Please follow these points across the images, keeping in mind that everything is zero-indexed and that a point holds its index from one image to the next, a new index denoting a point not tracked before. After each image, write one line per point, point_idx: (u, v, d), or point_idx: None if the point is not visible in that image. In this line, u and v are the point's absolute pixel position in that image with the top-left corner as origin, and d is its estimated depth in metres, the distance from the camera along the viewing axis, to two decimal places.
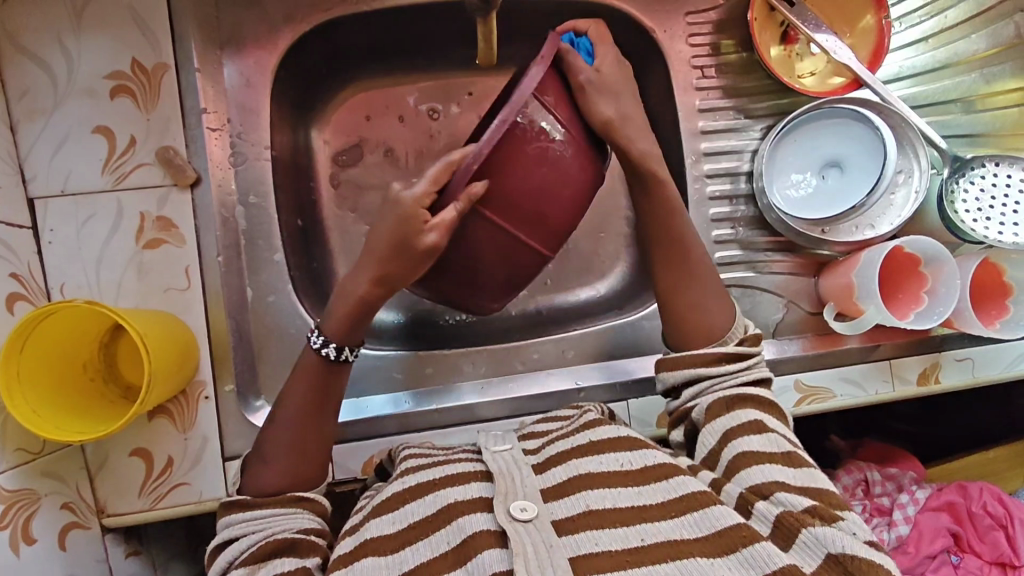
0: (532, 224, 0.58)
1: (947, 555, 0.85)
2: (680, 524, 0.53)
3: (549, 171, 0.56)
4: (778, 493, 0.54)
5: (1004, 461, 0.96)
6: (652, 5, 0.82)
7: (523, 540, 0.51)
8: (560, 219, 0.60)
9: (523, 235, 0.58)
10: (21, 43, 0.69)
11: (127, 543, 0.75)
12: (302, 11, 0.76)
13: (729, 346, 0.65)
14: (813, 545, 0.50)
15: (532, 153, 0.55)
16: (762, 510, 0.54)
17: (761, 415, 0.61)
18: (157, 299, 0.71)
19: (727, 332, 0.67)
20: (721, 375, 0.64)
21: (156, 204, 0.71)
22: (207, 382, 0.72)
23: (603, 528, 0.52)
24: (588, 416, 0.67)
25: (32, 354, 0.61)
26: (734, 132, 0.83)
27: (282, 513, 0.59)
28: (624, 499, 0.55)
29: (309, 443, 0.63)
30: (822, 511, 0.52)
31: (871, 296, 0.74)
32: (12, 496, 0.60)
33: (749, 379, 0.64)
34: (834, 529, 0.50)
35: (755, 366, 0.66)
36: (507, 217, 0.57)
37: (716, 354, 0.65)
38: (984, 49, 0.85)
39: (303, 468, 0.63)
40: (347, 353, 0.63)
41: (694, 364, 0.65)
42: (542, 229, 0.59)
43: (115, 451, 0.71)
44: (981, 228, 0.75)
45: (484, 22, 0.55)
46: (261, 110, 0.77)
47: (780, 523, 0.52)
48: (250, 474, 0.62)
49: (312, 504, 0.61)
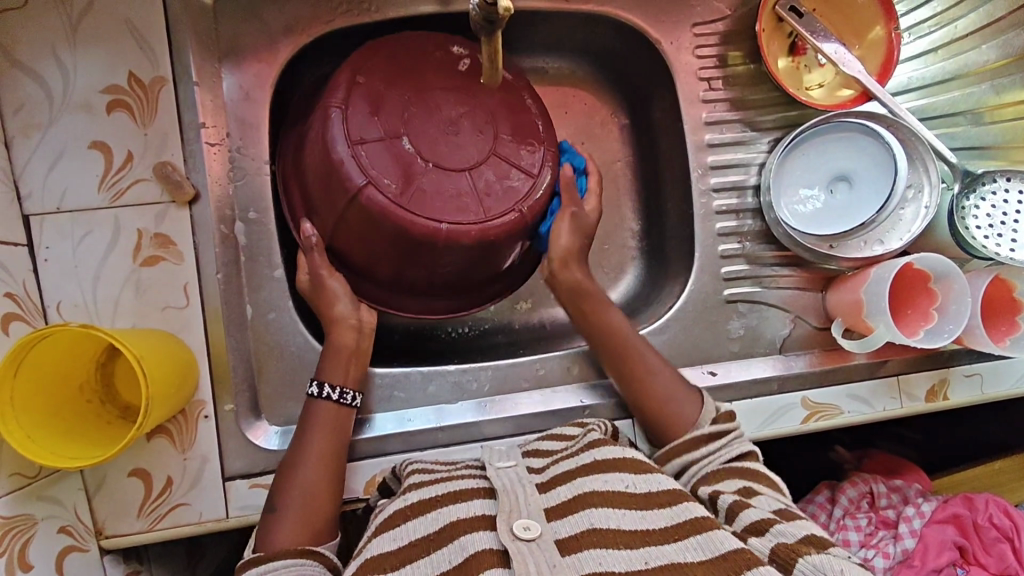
0: (332, 191, 0.66)
1: (953, 568, 0.84)
2: (685, 548, 0.51)
3: (310, 160, 0.68)
4: (775, 526, 0.54)
5: (1010, 472, 0.95)
6: (658, 16, 0.80)
7: (527, 560, 0.50)
8: (331, 173, 0.65)
9: (345, 202, 0.65)
10: (16, 57, 0.67)
11: (127, 563, 0.74)
12: (303, 22, 0.75)
13: (703, 429, 0.68)
14: (813, 574, 0.49)
15: (302, 173, 0.70)
16: (758, 543, 0.53)
17: (750, 485, 0.61)
18: (155, 318, 0.70)
19: (697, 419, 0.69)
20: (707, 455, 0.66)
21: (154, 221, 0.70)
22: (207, 402, 0.71)
23: (607, 548, 0.51)
24: (590, 435, 0.66)
25: (28, 377, 0.59)
26: (742, 145, 0.82)
27: (294, 564, 0.59)
28: (629, 521, 0.54)
29: (313, 487, 0.64)
30: (815, 540, 0.52)
31: (881, 313, 0.73)
32: (8, 522, 0.58)
33: (731, 456, 0.65)
34: (830, 557, 0.49)
35: (734, 441, 0.67)
36: (328, 215, 0.68)
37: (699, 436, 0.67)
38: (994, 60, 0.84)
39: (314, 511, 0.64)
40: (326, 389, 0.68)
41: (684, 449, 0.67)
42: (342, 187, 0.65)
43: (113, 472, 0.69)
44: (992, 245, 0.74)
45: (488, 43, 0.59)
46: (261, 124, 0.75)
47: (776, 555, 0.51)
48: (263, 528, 0.63)
49: (323, 558, 0.61)
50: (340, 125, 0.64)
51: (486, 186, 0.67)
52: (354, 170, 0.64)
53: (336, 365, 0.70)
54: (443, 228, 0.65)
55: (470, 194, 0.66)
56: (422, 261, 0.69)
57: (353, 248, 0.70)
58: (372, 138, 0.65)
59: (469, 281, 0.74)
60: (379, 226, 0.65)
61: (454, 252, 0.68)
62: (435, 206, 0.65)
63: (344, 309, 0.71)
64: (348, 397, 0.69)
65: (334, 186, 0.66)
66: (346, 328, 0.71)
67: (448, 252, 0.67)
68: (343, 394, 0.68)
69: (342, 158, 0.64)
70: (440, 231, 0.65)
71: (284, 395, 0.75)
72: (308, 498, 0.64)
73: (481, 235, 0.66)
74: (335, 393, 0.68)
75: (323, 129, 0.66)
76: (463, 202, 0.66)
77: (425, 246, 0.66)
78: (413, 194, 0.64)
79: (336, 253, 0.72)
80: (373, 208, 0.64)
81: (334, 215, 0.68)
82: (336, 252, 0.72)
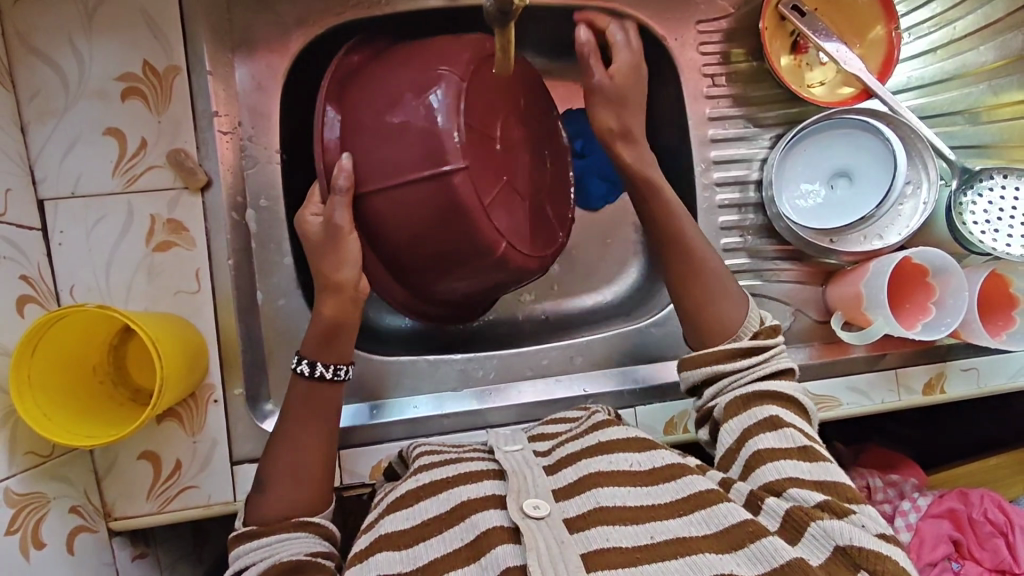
0: (417, 148, 0.62)
1: (947, 562, 0.85)
2: (689, 522, 0.53)
3: (393, 107, 0.64)
4: (790, 488, 0.54)
5: (1005, 468, 0.96)
6: (663, 13, 0.82)
7: (538, 536, 0.51)
8: (428, 131, 0.62)
9: (427, 169, 0.62)
10: (32, 44, 0.69)
11: (134, 545, 0.75)
12: (315, 14, 0.76)
13: (741, 342, 0.65)
14: (821, 538, 0.50)
15: (366, 119, 0.65)
16: (773, 504, 0.53)
17: (781, 413, 0.60)
18: (166, 302, 0.71)
19: (739, 326, 0.66)
20: (740, 370, 0.64)
21: (167, 207, 0.71)
22: (216, 386, 0.72)
23: (614, 524, 0.52)
24: (596, 417, 0.67)
25: (43, 358, 0.60)
26: (744, 140, 0.83)
27: (283, 539, 0.60)
28: (634, 498, 0.55)
29: (299, 467, 0.64)
30: (833, 506, 0.52)
31: (880, 306, 0.74)
32: (22, 500, 0.59)
33: (763, 377, 0.63)
34: (843, 522, 0.51)
35: (772, 359, 0.65)
36: (387, 167, 0.64)
37: (732, 349, 0.65)
38: (992, 61, 0.86)
39: (302, 495, 0.64)
40: (319, 368, 0.66)
41: (714, 360, 0.65)
42: (434, 151, 0.62)
43: (124, 454, 0.70)
44: (988, 240, 0.75)
45: (502, 33, 0.59)
46: (272, 115, 0.76)
47: (789, 517, 0.52)
48: (252, 503, 0.63)
49: (318, 528, 0.62)
50: (457, 99, 0.62)
51: (532, 225, 0.70)
52: (457, 148, 0.61)
53: (341, 344, 0.67)
54: (503, 246, 0.66)
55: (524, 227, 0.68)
56: (452, 268, 0.68)
57: (387, 216, 0.65)
58: (476, 131, 0.64)
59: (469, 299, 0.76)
60: (441, 210, 0.63)
61: (488, 273, 0.68)
62: (504, 222, 0.66)
63: (350, 273, 0.66)
64: (342, 372, 0.67)
65: (421, 153, 0.62)
66: (343, 298, 0.66)
67: (484, 272, 0.68)
68: (336, 372, 0.66)
69: (448, 129, 0.61)
70: (501, 249, 0.66)
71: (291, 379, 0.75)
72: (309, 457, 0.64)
73: (520, 265, 0.68)
74: (329, 372, 0.66)
75: (432, 95, 0.63)
76: (519, 231, 0.68)
77: (480, 253, 0.65)
78: (489, 203, 0.64)
79: (361, 209, 0.66)
80: (457, 193, 0.62)
81: (398, 174, 0.63)
82: (360, 208, 0.66)
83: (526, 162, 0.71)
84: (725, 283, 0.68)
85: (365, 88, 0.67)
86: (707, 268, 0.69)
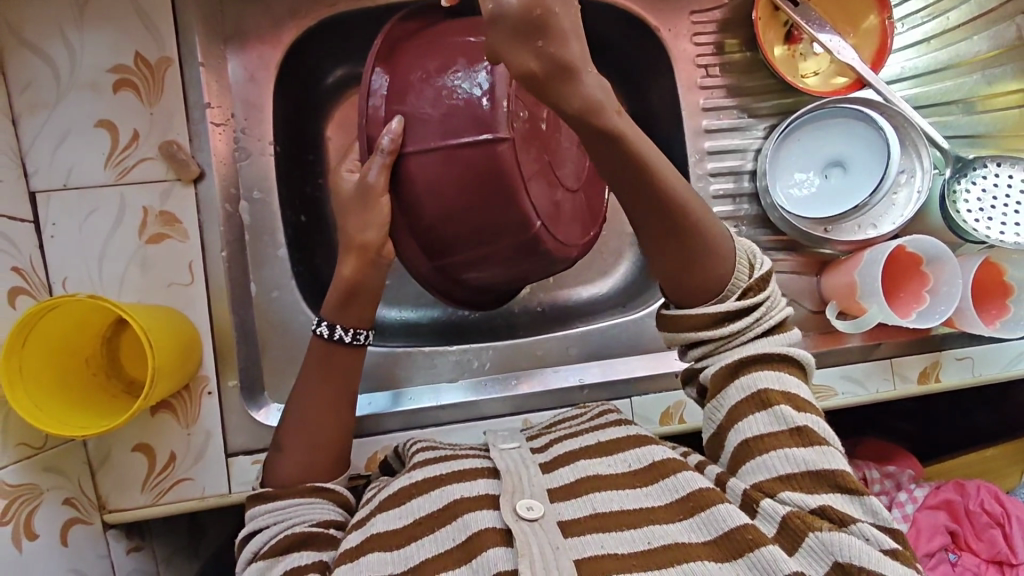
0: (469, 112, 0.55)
1: (945, 553, 0.86)
2: (690, 527, 0.51)
3: (448, 67, 0.56)
4: (783, 492, 0.51)
5: (1000, 459, 0.96)
6: (655, 4, 0.82)
7: (531, 540, 0.49)
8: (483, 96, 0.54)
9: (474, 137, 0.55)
10: (23, 35, 0.68)
11: (129, 538, 0.75)
12: (306, 6, 0.76)
13: (728, 303, 0.57)
14: (819, 551, 0.48)
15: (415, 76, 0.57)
16: (769, 508, 0.50)
17: (768, 385, 0.54)
18: (160, 295, 0.71)
19: (727, 284, 0.57)
20: (725, 335, 0.57)
21: (159, 199, 0.71)
22: (210, 378, 0.72)
23: (610, 531, 0.51)
24: (606, 417, 0.66)
25: (35, 349, 0.60)
26: (738, 131, 0.83)
27: (300, 504, 0.60)
28: (633, 501, 0.54)
29: (314, 438, 0.64)
30: (833, 513, 0.49)
31: (873, 295, 0.75)
32: (15, 491, 0.59)
33: (750, 339, 0.56)
34: (843, 535, 0.48)
35: (763, 315, 0.57)
36: (431, 132, 0.56)
37: (715, 314, 0.57)
38: (986, 51, 0.86)
39: (318, 461, 0.64)
40: (337, 330, 0.65)
41: (696, 326, 0.57)
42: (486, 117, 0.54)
43: (118, 447, 0.70)
44: (983, 228, 0.75)
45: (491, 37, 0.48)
46: (264, 105, 0.76)
47: (785, 526, 0.49)
48: (270, 467, 0.64)
49: (334, 495, 0.63)
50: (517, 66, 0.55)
51: (570, 211, 0.63)
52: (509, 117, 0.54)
53: (361, 308, 0.66)
54: (537, 228, 0.58)
55: (561, 213, 0.61)
56: (471, 248, 0.60)
57: (423, 185, 0.57)
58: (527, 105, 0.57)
59: (492, 287, 0.69)
60: (479, 184, 0.55)
61: (518, 257, 0.61)
62: (544, 202, 0.59)
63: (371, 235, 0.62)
64: (360, 337, 0.66)
65: (471, 118, 0.55)
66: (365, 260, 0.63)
67: (515, 255, 0.60)
68: (356, 336, 0.66)
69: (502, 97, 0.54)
70: (539, 231, 0.58)
71: (285, 371, 0.75)
72: (313, 443, 0.64)
73: (552, 250, 0.61)
74: (348, 335, 0.66)
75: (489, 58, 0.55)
76: (557, 214, 0.61)
77: (513, 235, 0.58)
78: (533, 183, 0.57)
79: (398, 175, 0.58)
80: (502, 166, 0.55)
81: (444, 140, 0.55)
82: (397, 174, 0.58)
83: (571, 147, 0.64)
84: (715, 251, 0.57)
85: (420, 44, 0.59)
86: (699, 236, 0.56)
